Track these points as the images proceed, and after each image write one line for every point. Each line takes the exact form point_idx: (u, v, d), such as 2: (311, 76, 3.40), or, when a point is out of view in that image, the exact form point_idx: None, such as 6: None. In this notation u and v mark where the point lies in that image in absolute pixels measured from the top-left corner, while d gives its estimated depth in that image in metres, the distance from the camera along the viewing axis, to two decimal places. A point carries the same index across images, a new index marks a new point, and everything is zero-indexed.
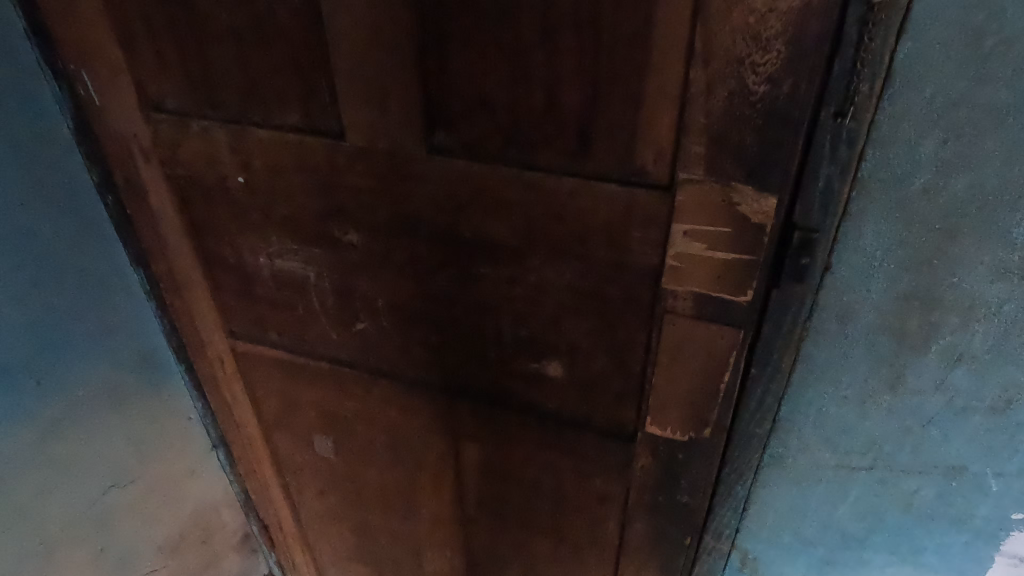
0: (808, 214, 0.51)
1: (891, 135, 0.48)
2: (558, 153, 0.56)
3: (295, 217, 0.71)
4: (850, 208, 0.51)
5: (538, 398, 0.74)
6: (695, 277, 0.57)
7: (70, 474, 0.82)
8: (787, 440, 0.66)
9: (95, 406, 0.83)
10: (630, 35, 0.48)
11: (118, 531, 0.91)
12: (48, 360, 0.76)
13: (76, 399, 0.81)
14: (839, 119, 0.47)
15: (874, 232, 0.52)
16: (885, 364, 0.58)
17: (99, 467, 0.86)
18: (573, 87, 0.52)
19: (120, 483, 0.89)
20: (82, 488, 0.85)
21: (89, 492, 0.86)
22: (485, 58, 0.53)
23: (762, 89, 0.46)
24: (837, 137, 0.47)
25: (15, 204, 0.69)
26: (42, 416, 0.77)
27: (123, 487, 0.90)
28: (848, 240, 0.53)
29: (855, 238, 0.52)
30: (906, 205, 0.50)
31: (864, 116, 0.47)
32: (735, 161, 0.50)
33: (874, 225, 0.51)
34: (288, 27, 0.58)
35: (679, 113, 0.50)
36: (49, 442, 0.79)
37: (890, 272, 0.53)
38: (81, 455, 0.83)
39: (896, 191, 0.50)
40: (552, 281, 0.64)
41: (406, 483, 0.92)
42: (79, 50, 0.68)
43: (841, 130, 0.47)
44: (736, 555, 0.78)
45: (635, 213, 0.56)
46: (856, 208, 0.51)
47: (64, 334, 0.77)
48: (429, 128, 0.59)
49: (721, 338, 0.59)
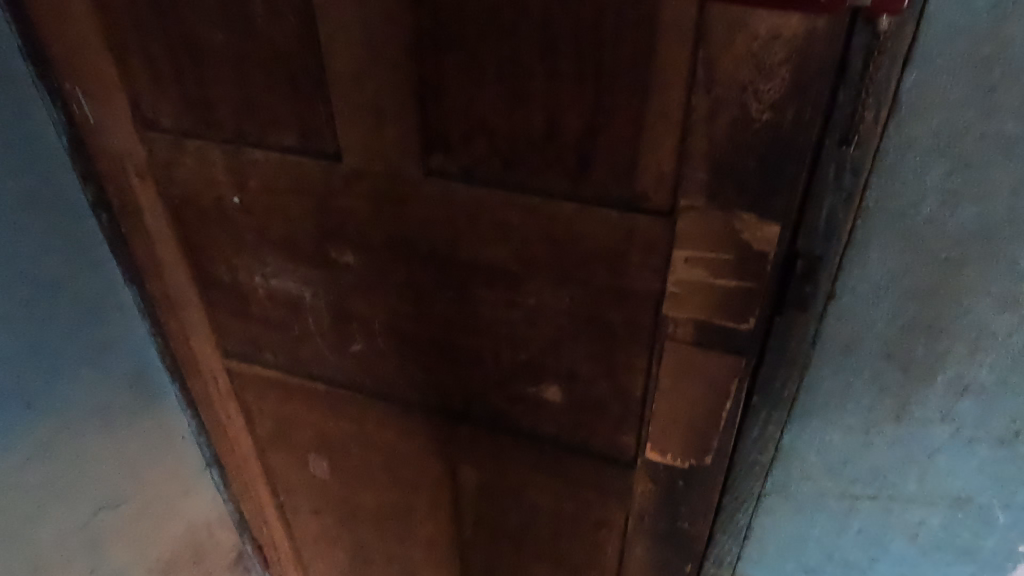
0: (813, 243, 0.50)
1: (896, 165, 0.47)
2: (558, 177, 0.55)
3: (291, 237, 0.70)
4: (854, 238, 0.50)
5: (536, 422, 0.72)
6: (696, 304, 0.56)
7: (61, 498, 0.81)
8: (790, 470, 0.65)
9: (87, 425, 0.82)
10: (631, 60, 0.47)
11: (112, 556, 0.89)
12: (41, 382, 0.75)
13: (68, 418, 0.79)
14: (844, 146, 0.46)
15: (878, 262, 0.51)
16: (890, 394, 0.57)
17: (91, 487, 0.84)
18: (573, 112, 0.51)
19: (112, 505, 0.88)
20: (73, 513, 0.83)
21: (82, 513, 0.84)
22: (485, 82, 0.53)
23: (765, 116, 0.46)
24: (841, 165, 0.47)
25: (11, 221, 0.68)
26: (33, 439, 0.76)
27: (116, 508, 0.88)
28: (852, 269, 0.52)
29: (859, 267, 0.52)
30: (911, 234, 0.49)
31: (869, 144, 0.46)
32: (737, 187, 0.49)
33: (879, 255, 0.51)
34: (285, 48, 0.57)
35: (680, 139, 0.49)
36: (41, 462, 0.77)
37: (895, 301, 0.52)
38: (73, 474, 0.82)
39: (901, 222, 0.49)
40: (551, 305, 0.63)
41: (401, 504, 0.91)
42: (74, 68, 0.67)
43: (845, 158, 0.46)
44: None
45: (636, 238, 0.55)
46: (861, 238, 0.50)
47: (56, 355, 0.76)
48: (427, 151, 0.58)
49: (722, 365, 0.58)
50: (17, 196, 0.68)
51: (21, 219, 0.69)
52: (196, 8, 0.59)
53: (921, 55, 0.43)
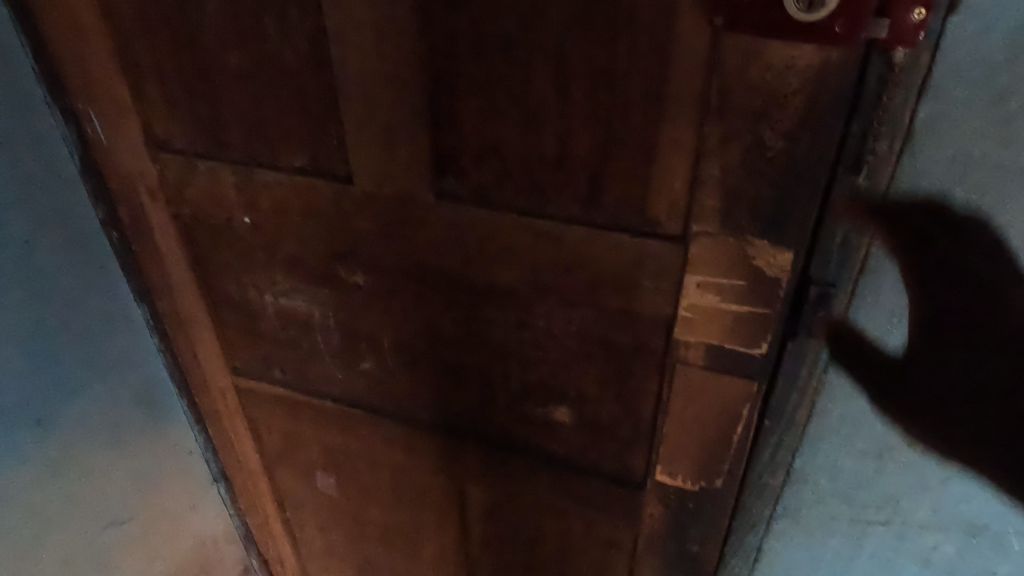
0: (825, 270, 0.51)
1: (910, 193, 0.49)
2: (569, 202, 0.55)
3: (301, 257, 0.70)
4: (868, 264, 0.52)
5: (545, 443, 0.72)
6: (708, 329, 0.56)
7: (68, 514, 0.81)
8: (801, 493, 0.66)
9: (94, 442, 0.82)
10: (644, 88, 0.48)
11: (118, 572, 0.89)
12: (49, 398, 0.75)
13: (76, 435, 0.80)
14: (856, 173, 0.46)
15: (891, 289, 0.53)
16: (903, 420, 0.58)
17: (98, 503, 0.84)
18: (585, 138, 0.51)
19: (120, 521, 0.88)
20: (80, 528, 0.83)
21: (89, 529, 0.84)
22: (497, 107, 0.53)
23: (778, 145, 0.46)
24: (854, 190, 0.47)
25: (20, 239, 0.68)
26: (41, 455, 0.76)
27: (122, 524, 0.88)
28: (866, 295, 0.53)
29: (874, 293, 0.53)
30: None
31: (882, 171, 0.47)
32: (750, 214, 0.49)
33: (893, 282, 0.52)
34: (298, 72, 0.58)
35: (693, 165, 0.49)
36: (49, 478, 0.77)
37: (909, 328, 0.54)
38: (80, 491, 0.82)
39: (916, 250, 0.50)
40: (561, 327, 0.62)
41: (409, 522, 0.91)
42: (86, 89, 0.68)
43: (858, 183, 0.47)
44: None
45: (647, 263, 0.55)
46: (874, 265, 0.52)
47: (66, 371, 0.76)
48: (438, 174, 0.59)
49: (734, 390, 0.58)
50: (28, 214, 0.69)
51: (32, 236, 0.69)
52: (209, 32, 0.59)
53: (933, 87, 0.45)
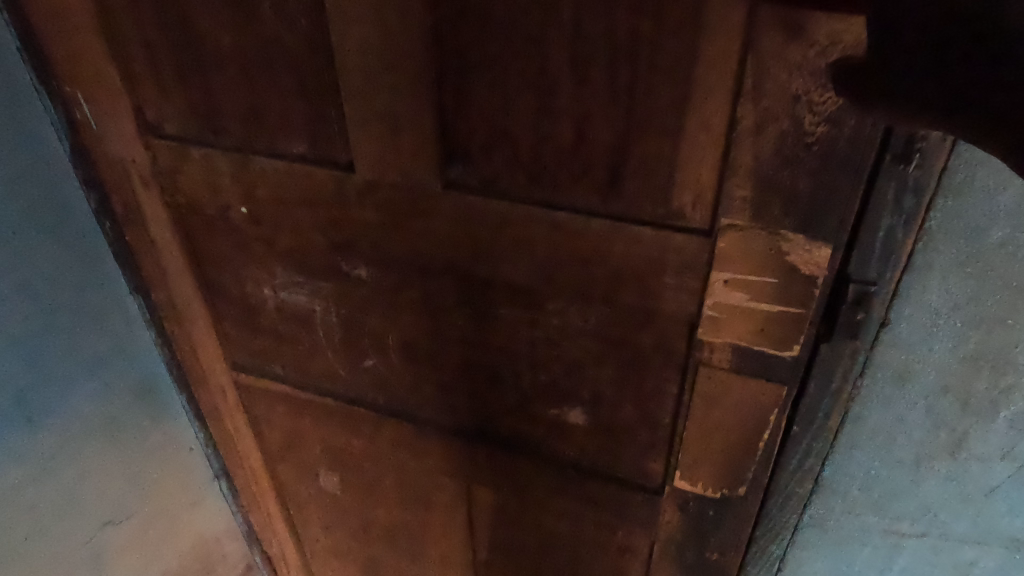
0: (865, 267, 0.46)
1: (965, 185, 0.44)
2: (586, 192, 0.51)
3: (302, 249, 0.67)
4: (914, 261, 0.48)
5: (558, 445, 0.69)
6: (735, 329, 0.52)
7: (63, 515, 0.78)
8: (829, 503, 0.62)
9: (89, 440, 0.79)
10: (671, 67, 0.43)
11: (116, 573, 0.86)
12: (41, 396, 0.72)
13: (69, 433, 0.76)
14: (904, 163, 0.42)
15: (938, 289, 0.49)
16: (945, 428, 0.55)
17: (94, 503, 0.81)
18: (604, 123, 0.48)
19: (117, 520, 0.85)
20: (76, 528, 0.80)
21: (84, 530, 0.81)
22: (509, 89, 0.49)
23: (819, 130, 0.42)
24: (902, 184, 0.43)
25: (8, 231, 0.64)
26: (32, 455, 0.73)
27: (119, 523, 0.85)
28: (909, 295, 0.49)
29: (919, 292, 0.49)
30: (977, 258, 0.47)
31: (932, 162, 0.42)
32: (786, 206, 0.45)
33: (941, 279, 0.48)
34: (296, 52, 0.54)
35: (723, 153, 0.45)
36: (42, 478, 0.74)
37: (956, 329, 0.50)
38: (74, 490, 0.79)
39: (968, 245, 0.46)
40: (577, 326, 0.59)
41: (415, 523, 0.88)
42: (75, 71, 0.64)
43: (906, 176, 0.42)
44: None
45: (670, 258, 0.51)
46: (920, 261, 0.48)
47: (59, 367, 0.73)
48: (445, 161, 0.55)
49: (762, 394, 0.54)
50: (16, 204, 0.65)
51: (21, 227, 0.66)
52: (201, 9, 0.55)
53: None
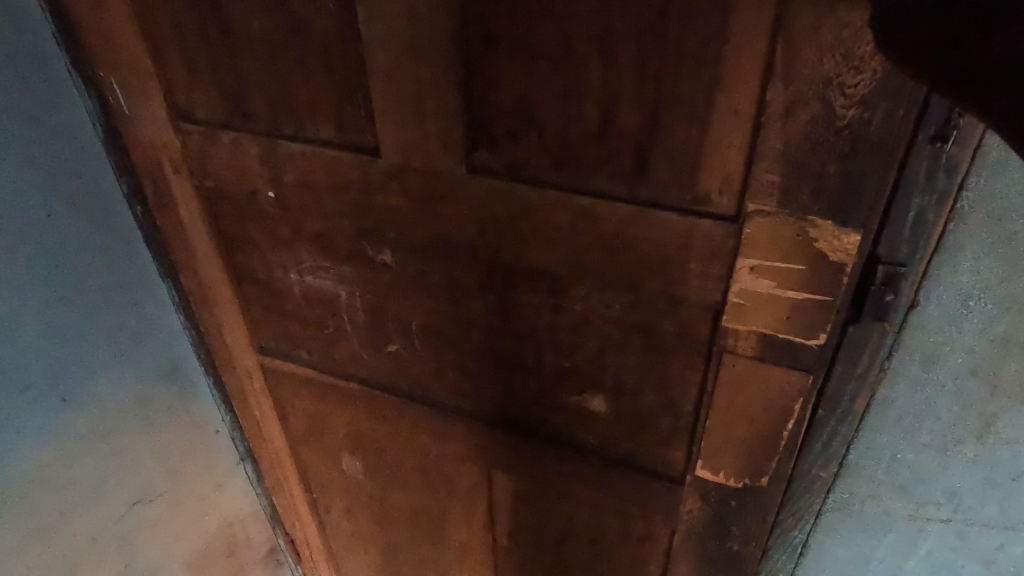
0: (895, 244, 0.46)
1: (1000, 161, 0.44)
2: (612, 177, 0.51)
3: (328, 234, 0.67)
4: (945, 239, 0.47)
5: (580, 432, 0.69)
6: (760, 317, 0.51)
7: (98, 494, 0.80)
8: (854, 487, 0.63)
9: (120, 420, 0.81)
10: (699, 50, 0.43)
11: (147, 550, 0.88)
12: (75, 376, 0.74)
13: (101, 413, 0.78)
14: (940, 143, 0.41)
15: (970, 268, 0.48)
16: (974, 412, 0.55)
17: (124, 483, 0.83)
18: (631, 107, 0.47)
19: (146, 500, 0.87)
20: (109, 506, 0.82)
21: (115, 508, 0.83)
22: (535, 74, 0.49)
23: (849, 114, 0.41)
24: (935, 163, 0.42)
25: (43, 216, 0.66)
26: (68, 433, 0.75)
27: (149, 503, 0.87)
28: (940, 274, 0.49)
29: (951, 272, 0.49)
30: (1011, 235, 0.46)
31: (969, 141, 0.41)
32: (814, 191, 0.44)
33: (974, 258, 0.48)
34: (325, 36, 0.54)
35: (751, 138, 0.45)
36: (75, 457, 0.77)
37: (987, 310, 0.50)
38: (106, 470, 0.81)
39: (1002, 223, 0.46)
40: (599, 312, 0.59)
41: (436, 508, 0.88)
42: (108, 57, 0.65)
43: (940, 154, 0.42)
44: None
45: (695, 245, 0.50)
46: (952, 240, 0.47)
47: (93, 348, 0.75)
48: (470, 146, 0.55)
49: (786, 383, 0.54)
50: (52, 186, 0.67)
51: (56, 211, 0.68)
52: None
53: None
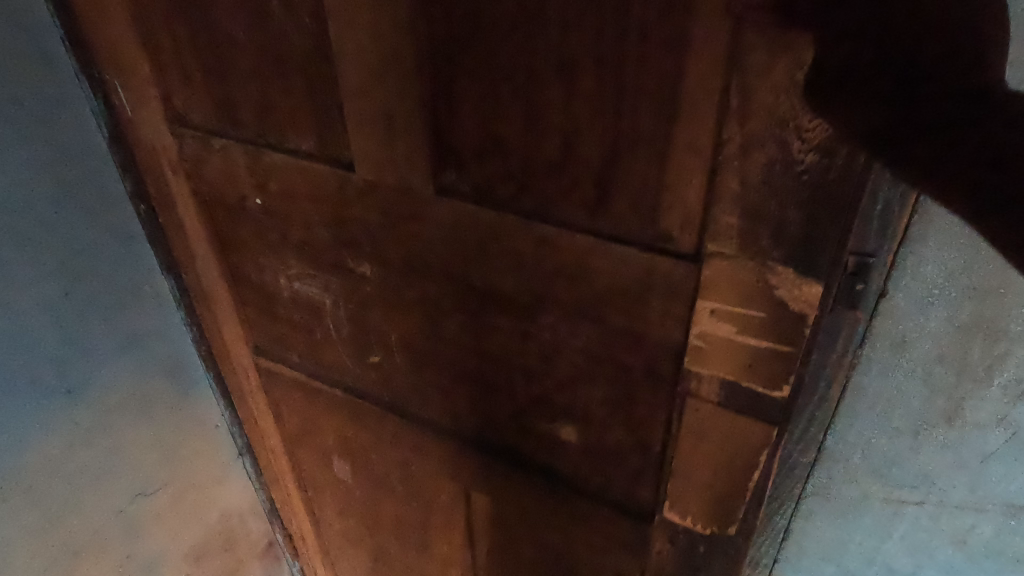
0: (863, 237, 0.41)
1: None
2: (575, 206, 0.49)
3: (311, 243, 0.68)
4: (911, 233, 0.54)
5: (552, 460, 0.67)
6: (720, 362, 0.48)
7: (101, 483, 0.84)
8: (834, 469, 0.72)
9: (122, 413, 0.84)
10: (657, 82, 0.41)
11: (147, 540, 0.92)
12: (79, 370, 0.77)
13: (104, 406, 0.81)
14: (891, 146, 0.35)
15: (933, 260, 0.55)
16: (941, 396, 0.63)
17: (125, 474, 0.87)
18: (591, 136, 0.46)
19: (147, 492, 0.90)
20: (110, 497, 0.86)
21: (116, 499, 0.86)
22: (499, 98, 0.48)
23: (808, 159, 0.38)
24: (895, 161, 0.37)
25: (48, 215, 0.69)
26: (70, 425, 0.78)
27: (150, 495, 0.91)
28: (907, 266, 0.56)
29: (916, 267, 0.56)
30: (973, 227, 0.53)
31: None
32: (774, 237, 0.42)
33: (937, 252, 0.55)
34: (303, 50, 0.54)
35: (710, 177, 0.42)
36: (78, 448, 0.80)
37: (949, 302, 0.57)
38: (108, 460, 0.84)
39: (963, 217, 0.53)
40: (566, 341, 0.57)
41: (418, 520, 0.88)
42: (112, 60, 0.67)
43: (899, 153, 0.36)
44: None
45: (656, 282, 0.48)
46: (917, 233, 0.54)
47: (99, 343, 0.78)
48: (438, 166, 0.53)
49: (750, 432, 0.51)
50: (51, 188, 0.69)
51: (62, 209, 0.71)
52: (221, 6, 0.57)
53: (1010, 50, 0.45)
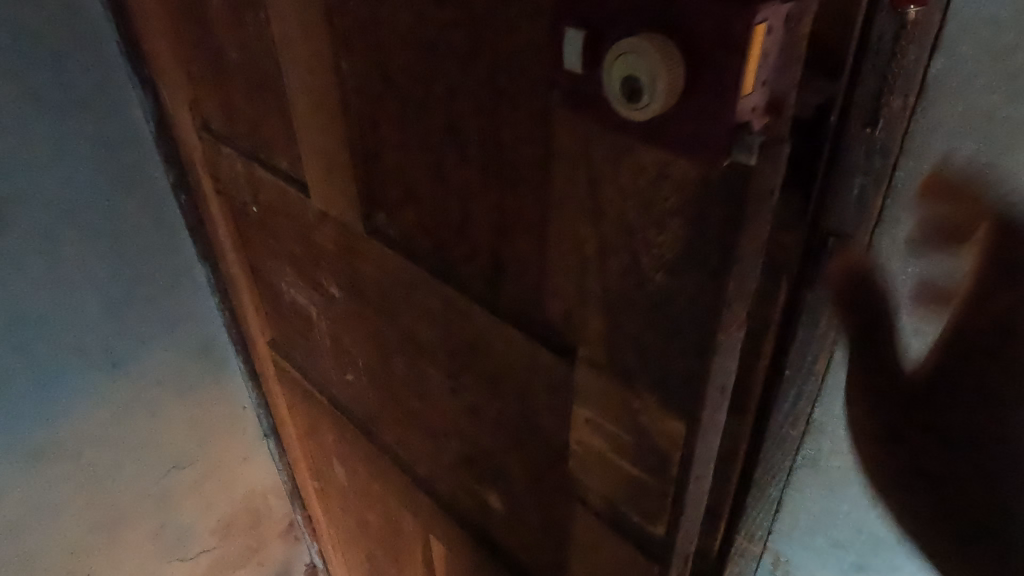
0: (844, 215, 0.33)
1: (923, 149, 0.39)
2: (476, 273, 0.45)
3: (295, 256, 0.69)
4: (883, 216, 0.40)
5: (483, 523, 0.63)
6: (600, 477, 0.42)
7: (140, 453, 0.93)
8: (818, 442, 0.54)
9: (160, 389, 0.92)
10: (530, 159, 0.36)
11: (179, 510, 1.01)
12: (125, 348, 0.86)
13: (144, 382, 0.90)
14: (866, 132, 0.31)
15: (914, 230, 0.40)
16: None
17: (162, 447, 0.95)
18: (483, 204, 0.42)
19: (181, 466, 0.99)
20: (148, 467, 0.95)
21: (153, 470, 0.96)
22: (409, 153, 0.45)
23: (659, 277, 0.32)
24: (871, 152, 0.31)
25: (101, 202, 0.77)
26: (114, 397, 0.87)
27: (183, 469, 0.99)
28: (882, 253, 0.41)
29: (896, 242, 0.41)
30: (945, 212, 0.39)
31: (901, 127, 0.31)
32: (636, 356, 0.35)
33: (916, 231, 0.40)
34: (271, 77, 0.55)
35: (578, 273, 0.37)
36: (121, 419, 0.89)
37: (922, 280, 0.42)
38: (146, 432, 0.93)
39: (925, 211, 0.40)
40: (480, 408, 0.53)
41: (394, 539, 0.87)
42: (158, 65, 0.73)
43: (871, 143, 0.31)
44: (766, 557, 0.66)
45: (541, 371, 0.43)
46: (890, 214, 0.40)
47: (142, 324, 0.86)
48: (369, 208, 0.52)
49: (634, 563, 0.43)
50: (101, 184, 0.77)
51: (114, 199, 0.78)
52: (223, 28, 0.60)
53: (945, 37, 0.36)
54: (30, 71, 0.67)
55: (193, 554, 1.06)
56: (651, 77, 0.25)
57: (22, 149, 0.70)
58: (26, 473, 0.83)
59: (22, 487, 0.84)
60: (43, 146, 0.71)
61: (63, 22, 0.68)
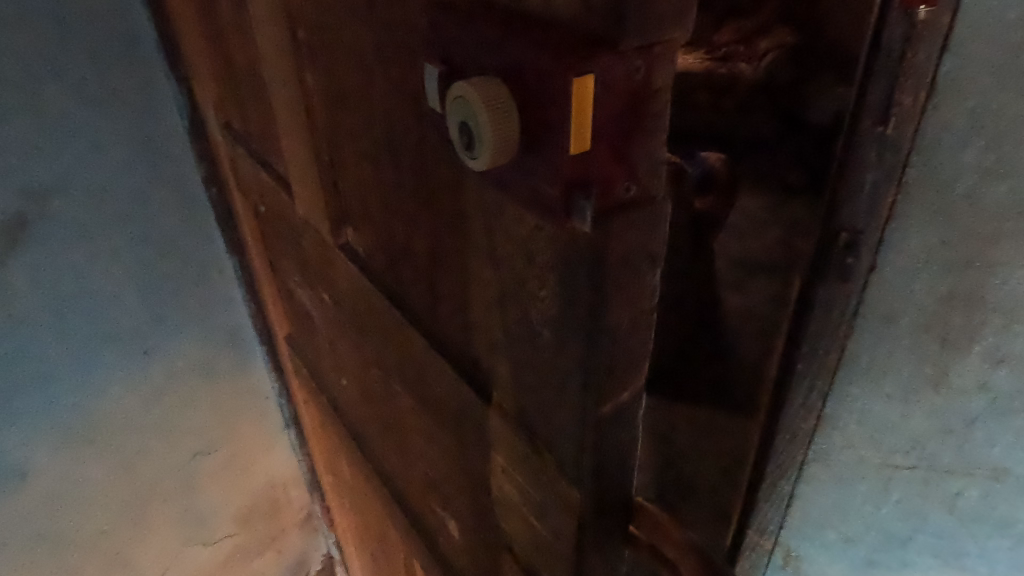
0: (855, 214, 0.48)
1: (936, 145, 0.50)
2: (418, 295, 0.44)
3: (298, 257, 0.71)
4: (896, 212, 0.53)
5: (443, 545, 0.61)
6: (520, 520, 0.40)
7: (169, 438, 0.95)
8: (831, 437, 0.66)
9: (188, 377, 0.94)
10: (447, 187, 0.35)
11: (204, 498, 1.02)
12: (156, 335, 0.87)
13: (173, 369, 0.91)
14: (882, 127, 0.44)
15: (916, 237, 0.53)
16: (928, 362, 0.59)
17: (190, 433, 0.97)
18: (418, 228, 0.40)
19: (207, 453, 1.00)
20: (176, 453, 0.96)
21: (181, 455, 0.97)
22: (363, 168, 0.44)
23: (548, 331, 0.31)
24: (881, 146, 0.45)
25: (138, 191, 0.79)
26: (145, 382, 0.89)
27: (209, 456, 1.01)
28: (893, 242, 0.54)
29: (901, 240, 0.54)
30: (950, 210, 0.52)
31: (907, 126, 0.46)
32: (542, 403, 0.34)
33: (919, 227, 0.53)
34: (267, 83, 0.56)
35: (492, 310, 0.35)
36: (152, 403, 0.91)
37: (934, 272, 0.55)
38: (175, 418, 0.94)
39: (940, 198, 0.51)
40: (429, 432, 0.51)
41: (384, 542, 0.87)
42: (194, 62, 0.76)
43: (883, 138, 0.45)
44: (778, 553, 0.77)
45: (468, 406, 0.41)
46: (901, 212, 0.53)
47: (171, 314, 0.88)
48: (338, 220, 0.52)
49: None
50: (135, 168, 0.78)
51: (149, 190, 0.80)
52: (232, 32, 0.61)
53: (954, 42, 0.45)
54: (71, 54, 0.69)
55: (215, 539, 1.07)
56: (477, 124, 0.26)
57: (60, 124, 0.71)
58: (60, 454, 0.84)
59: (58, 461, 0.85)
60: (81, 123, 0.72)
61: (104, 10, 0.70)
